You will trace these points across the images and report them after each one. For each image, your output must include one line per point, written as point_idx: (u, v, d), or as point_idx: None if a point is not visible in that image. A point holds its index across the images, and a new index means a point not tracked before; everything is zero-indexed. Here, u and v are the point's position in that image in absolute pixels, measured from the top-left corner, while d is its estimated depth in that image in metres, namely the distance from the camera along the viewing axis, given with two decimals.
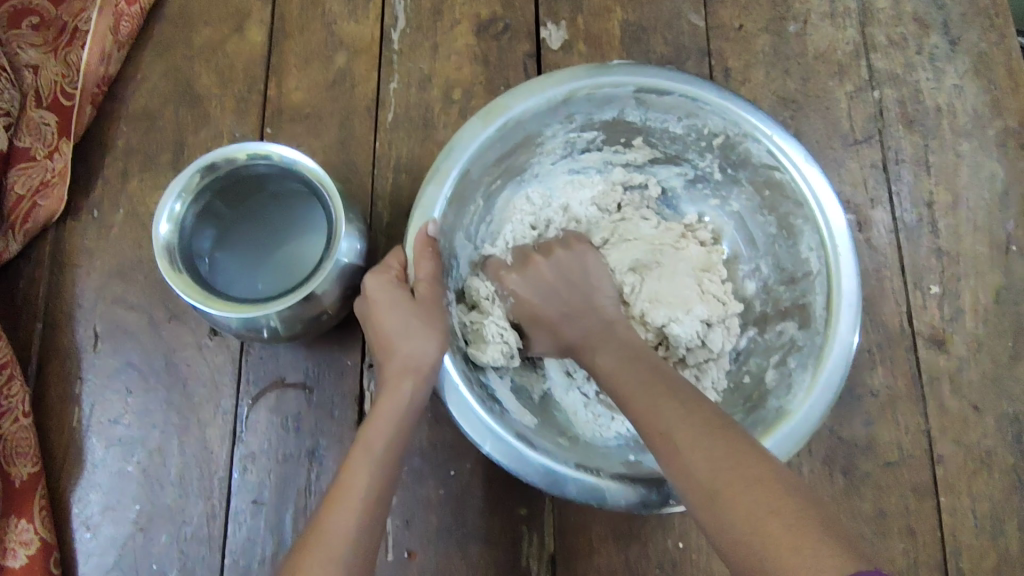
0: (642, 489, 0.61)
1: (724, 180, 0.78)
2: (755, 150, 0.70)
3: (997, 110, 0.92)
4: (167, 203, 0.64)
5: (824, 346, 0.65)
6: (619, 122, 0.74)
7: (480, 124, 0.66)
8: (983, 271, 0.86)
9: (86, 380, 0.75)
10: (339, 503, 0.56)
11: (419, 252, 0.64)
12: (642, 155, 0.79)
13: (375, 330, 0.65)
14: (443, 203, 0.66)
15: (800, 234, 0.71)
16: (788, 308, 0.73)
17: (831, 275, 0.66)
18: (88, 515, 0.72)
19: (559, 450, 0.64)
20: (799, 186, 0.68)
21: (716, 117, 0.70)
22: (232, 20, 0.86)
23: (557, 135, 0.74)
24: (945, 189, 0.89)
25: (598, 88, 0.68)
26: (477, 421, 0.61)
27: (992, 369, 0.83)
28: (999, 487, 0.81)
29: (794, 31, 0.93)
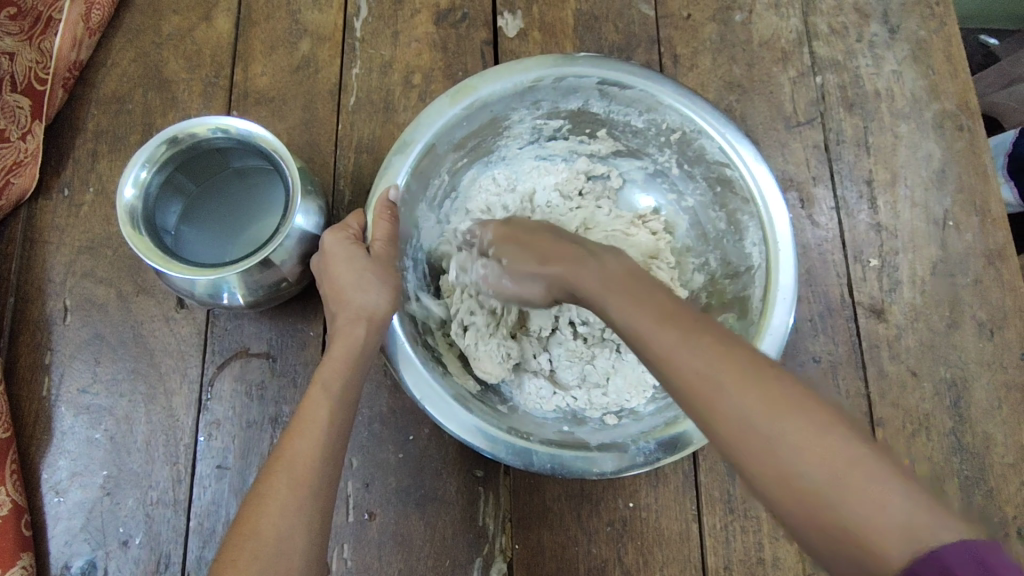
0: (565, 455, 0.66)
1: (680, 176, 0.81)
2: (709, 148, 0.73)
3: (934, 93, 0.97)
4: (132, 171, 0.67)
5: (757, 335, 0.68)
6: (584, 112, 0.78)
7: (448, 104, 0.70)
8: (920, 244, 0.91)
9: (56, 352, 0.78)
10: (294, 453, 0.59)
11: (378, 214, 0.69)
12: (606, 146, 0.83)
13: (331, 287, 0.69)
14: (407, 172, 0.70)
15: (746, 230, 0.73)
16: (729, 301, 0.76)
17: (770, 267, 0.69)
18: (57, 481, 0.75)
19: (494, 416, 0.69)
20: (748, 183, 0.71)
21: (675, 114, 0.73)
22: (200, 9, 0.89)
23: (524, 121, 0.78)
24: (884, 168, 0.94)
25: (562, 78, 0.71)
26: (418, 377, 0.67)
27: (929, 337, 0.88)
28: (937, 448, 0.84)
29: (740, 20, 0.98)
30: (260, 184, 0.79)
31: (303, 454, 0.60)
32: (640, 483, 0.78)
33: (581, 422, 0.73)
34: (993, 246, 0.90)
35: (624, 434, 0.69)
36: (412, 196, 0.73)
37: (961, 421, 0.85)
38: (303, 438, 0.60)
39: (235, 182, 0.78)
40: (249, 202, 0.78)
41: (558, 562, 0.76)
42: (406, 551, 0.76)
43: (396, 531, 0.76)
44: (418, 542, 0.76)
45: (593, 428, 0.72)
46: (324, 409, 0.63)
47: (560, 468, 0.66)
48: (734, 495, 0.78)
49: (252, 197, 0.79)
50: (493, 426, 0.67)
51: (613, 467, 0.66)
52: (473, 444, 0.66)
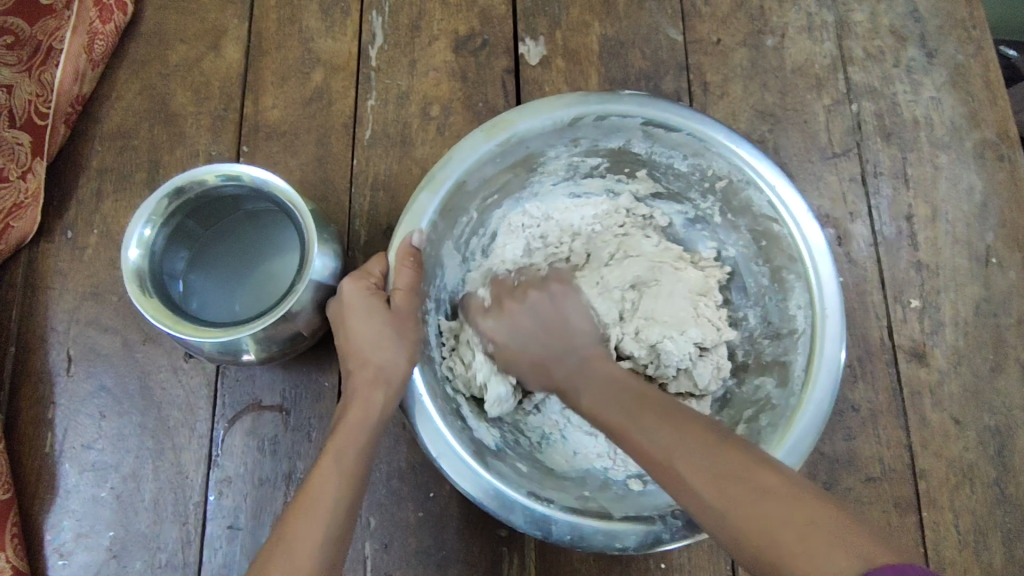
0: (588, 524, 0.61)
1: (723, 224, 0.76)
2: (757, 200, 0.68)
3: (975, 121, 0.92)
4: (135, 227, 0.63)
5: (797, 408, 0.64)
6: (625, 152, 0.73)
7: (483, 138, 0.66)
8: (962, 283, 0.86)
9: (59, 405, 0.74)
10: (310, 531, 0.56)
11: (399, 263, 0.64)
12: (644, 187, 0.78)
13: (348, 336, 0.65)
14: (433, 212, 0.65)
15: (791, 290, 0.69)
16: (769, 363, 0.71)
17: (816, 336, 0.65)
18: (61, 542, 0.71)
19: (515, 476, 0.65)
20: (797, 241, 0.66)
21: (722, 161, 0.68)
22: (208, 38, 0.85)
23: (561, 158, 0.73)
24: (924, 201, 0.89)
25: (604, 116, 0.67)
26: (434, 431, 0.62)
27: (973, 382, 0.83)
28: (982, 501, 0.80)
29: (771, 45, 0.93)
30: (272, 226, 0.75)
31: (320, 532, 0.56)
32: None
33: (604, 484, 0.69)
34: None
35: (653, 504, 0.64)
36: (437, 234, 0.69)
37: (1006, 472, 0.81)
38: (320, 514, 0.57)
39: (244, 225, 0.74)
40: (259, 247, 0.74)
41: None
42: None
43: None
44: None
45: (617, 494, 0.67)
46: (341, 479, 0.59)
47: (578, 538, 0.61)
48: None
49: (263, 240, 0.74)
50: (510, 489, 0.62)
51: (636, 542, 0.61)
52: (488, 508, 0.61)
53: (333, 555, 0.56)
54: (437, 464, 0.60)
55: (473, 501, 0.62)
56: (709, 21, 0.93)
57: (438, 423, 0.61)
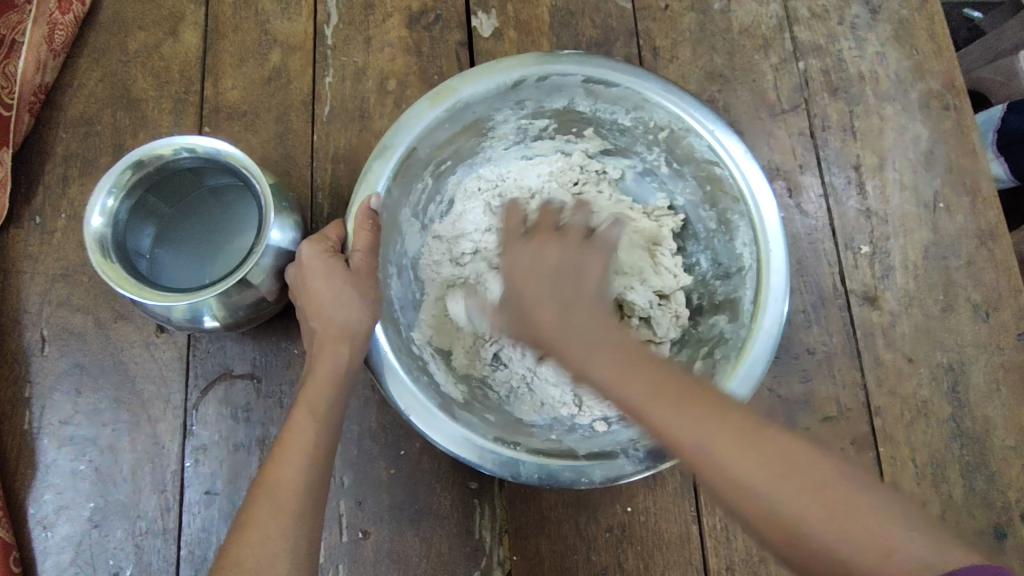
0: (554, 463, 0.64)
1: (670, 174, 0.80)
2: (697, 145, 0.71)
3: (920, 74, 0.95)
4: (98, 199, 0.65)
5: (749, 338, 0.67)
6: (570, 111, 0.77)
7: (429, 106, 0.69)
8: (911, 229, 0.89)
9: (35, 383, 0.76)
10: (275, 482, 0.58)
11: (359, 224, 0.67)
12: (592, 146, 0.82)
13: (307, 297, 0.67)
14: (388, 177, 0.68)
15: (737, 230, 0.72)
16: (721, 302, 0.75)
17: (762, 267, 0.68)
18: (43, 515, 0.73)
19: (483, 426, 0.67)
20: (737, 181, 0.69)
21: (661, 111, 0.71)
22: (166, 24, 0.87)
23: (508, 121, 0.76)
24: (872, 152, 0.92)
25: (545, 76, 0.70)
26: (402, 385, 0.65)
27: (924, 322, 0.86)
28: (936, 434, 0.83)
29: (718, 8, 0.96)
30: (234, 201, 0.77)
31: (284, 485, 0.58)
32: (637, 486, 0.77)
33: (571, 429, 0.72)
34: (985, 227, 0.89)
35: (616, 442, 0.68)
36: (394, 201, 0.71)
37: (960, 406, 0.84)
38: (289, 463, 0.59)
39: (208, 200, 0.76)
40: (223, 220, 0.76)
41: (557, 570, 0.75)
42: (402, 568, 0.74)
43: (392, 548, 0.75)
44: (414, 558, 0.74)
45: (583, 435, 0.71)
46: (307, 432, 0.61)
47: (548, 477, 0.64)
48: None
49: (226, 214, 0.76)
50: (480, 437, 0.65)
51: (603, 476, 0.64)
52: (460, 456, 0.64)
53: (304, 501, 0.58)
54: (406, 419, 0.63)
55: (444, 451, 0.65)
56: None
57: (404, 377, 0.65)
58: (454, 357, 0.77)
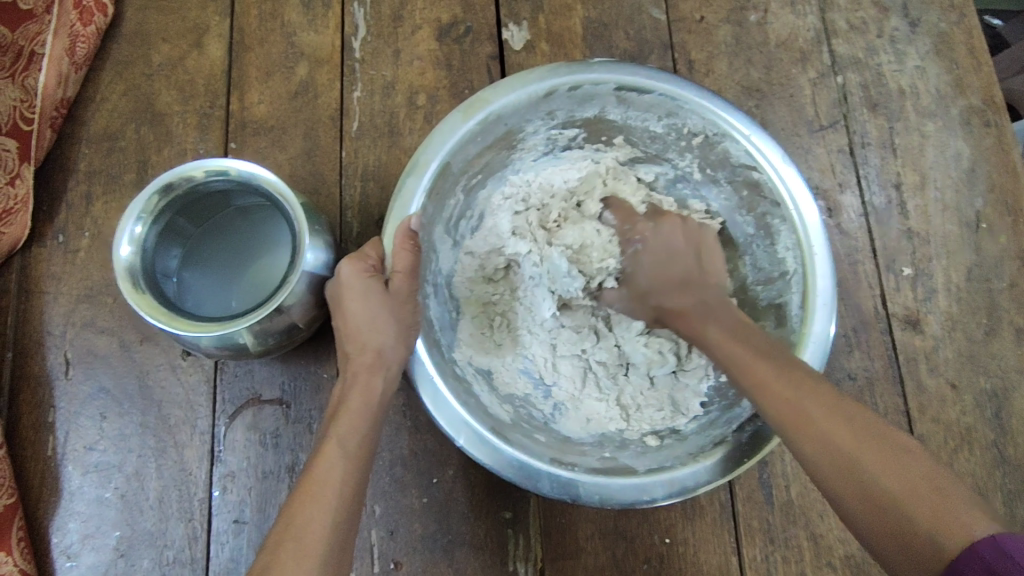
0: (613, 484, 0.62)
1: (703, 180, 0.77)
2: (734, 150, 0.68)
3: (960, 89, 0.92)
4: (127, 225, 0.63)
5: (800, 345, 0.64)
6: (600, 120, 0.74)
7: (461, 119, 0.66)
8: (953, 250, 0.87)
9: (59, 408, 0.74)
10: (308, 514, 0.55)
11: (398, 245, 0.65)
12: (623, 153, 0.79)
13: (346, 317, 0.66)
14: (422, 195, 0.66)
15: (777, 234, 0.70)
16: (764, 308, 0.73)
17: (807, 272, 0.65)
18: (68, 544, 0.71)
19: (536, 447, 0.66)
20: (777, 186, 0.67)
21: (696, 117, 0.68)
22: (190, 36, 0.85)
23: (539, 132, 0.74)
24: (912, 170, 0.90)
25: (577, 85, 0.67)
26: (451, 412, 0.63)
27: (967, 347, 0.84)
28: (980, 462, 0.81)
29: (754, 21, 0.93)
30: (262, 222, 0.75)
31: (319, 521, 0.55)
32: (675, 516, 0.75)
33: (624, 445, 0.71)
34: None
35: (673, 457, 0.66)
36: (428, 219, 0.69)
37: (1004, 434, 0.82)
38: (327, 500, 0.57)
39: (237, 222, 0.75)
40: (252, 243, 0.75)
41: None
42: None
43: None
44: None
45: (637, 451, 0.69)
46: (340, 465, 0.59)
47: (607, 499, 0.62)
48: (774, 525, 0.75)
49: (256, 236, 0.75)
50: (533, 459, 0.63)
51: (664, 493, 0.62)
52: (515, 481, 0.63)
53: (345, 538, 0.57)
54: (461, 447, 0.62)
55: (496, 474, 0.64)
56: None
57: (453, 404, 0.63)
58: (496, 376, 0.74)
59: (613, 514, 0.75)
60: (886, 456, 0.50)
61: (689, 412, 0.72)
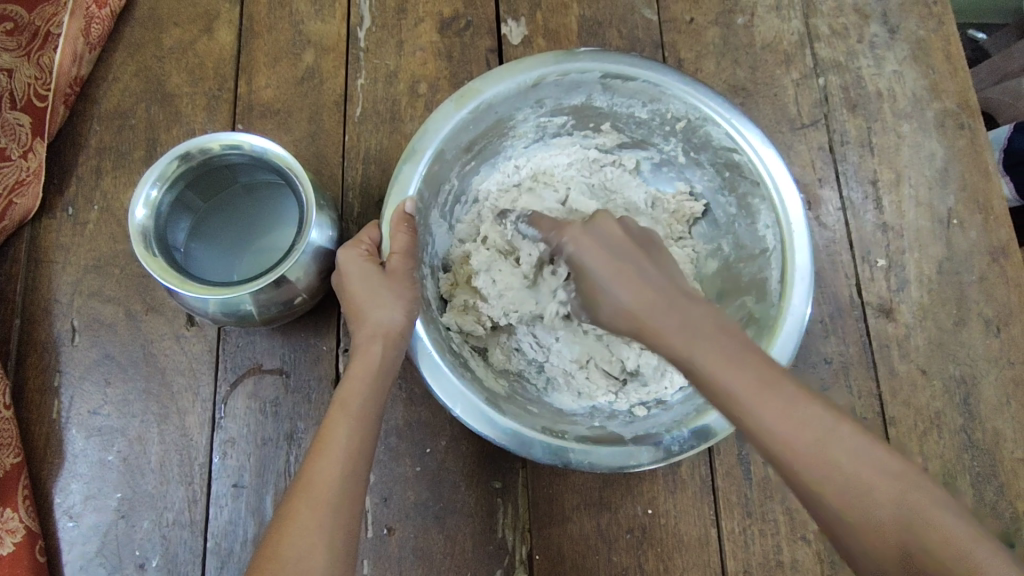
0: (601, 450, 0.66)
1: (687, 163, 0.80)
2: (715, 133, 0.72)
3: (934, 93, 0.97)
4: (143, 189, 0.66)
5: (779, 317, 0.68)
6: (587, 107, 0.77)
7: (455, 108, 0.70)
8: (926, 244, 0.91)
9: (65, 373, 0.76)
10: (316, 473, 0.60)
11: (394, 228, 0.68)
12: (609, 139, 0.82)
13: (347, 300, 0.70)
14: (419, 181, 0.69)
15: (758, 212, 0.73)
16: (746, 284, 0.76)
17: (786, 248, 0.68)
18: (70, 505, 0.73)
19: (527, 418, 0.69)
20: (756, 166, 0.70)
21: (679, 102, 0.72)
22: (201, 21, 0.88)
23: (528, 120, 0.77)
24: (888, 168, 0.94)
25: (565, 73, 0.71)
26: (448, 384, 0.66)
27: (938, 335, 0.88)
28: (948, 445, 0.85)
29: (742, 23, 0.98)
30: (267, 199, 0.79)
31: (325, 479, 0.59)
32: (658, 489, 0.78)
33: (612, 416, 0.75)
34: (997, 243, 0.91)
35: (658, 423, 0.70)
36: (425, 203, 0.73)
37: (971, 418, 0.86)
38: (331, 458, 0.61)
39: (243, 198, 0.78)
40: (258, 219, 0.78)
41: (579, 570, 0.76)
42: (426, 565, 0.75)
43: (416, 545, 0.75)
44: (438, 556, 0.75)
45: (624, 421, 0.73)
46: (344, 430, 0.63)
47: (596, 464, 0.65)
48: (751, 499, 0.78)
49: (261, 211, 0.78)
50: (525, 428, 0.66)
51: (650, 458, 0.66)
52: (510, 449, 0.66)
53: (346, 492, 0.60)
54: (457, 415, 0.65)
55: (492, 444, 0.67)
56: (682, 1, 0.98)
57: (450, 375, 0.66)
58: (491, 354, 0.79)
59: (598, 485, 0.78)
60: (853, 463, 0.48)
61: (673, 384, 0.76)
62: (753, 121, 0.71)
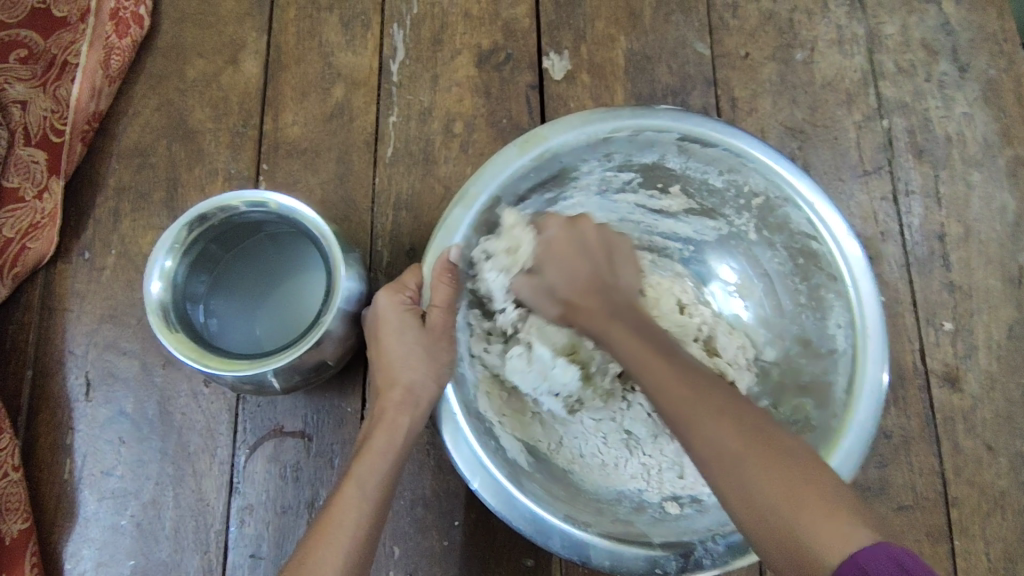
0: (626, 551, 0.60)
1: (757, 241, 0.75)
2: (795, 217, 0.68)
3: (1008, 138, 0.90)
4: (157, 259, 0.61)
5: (839, 431, 0.63)
6: (658, 167, 0.72)
7: (517, 153, 0.65)
8: (996, 306, 0.85)
9: (78, 430, 0.72)
10: (321, 555, 0.55)
11: (437, 278, 0.63)
12: (676, 203, 0.77)
13: (379, 350, 0.65)
14: (467, 228, 0.64)
15: (830, 309, 0.69)
16: (807, 384, 0.71)
17: (857, 354, 0.64)
18: (81, 571, 0.70)
19: (550, 496, 0.63)
20: (835, 258, 0.67)
21: (759, 177, 0.68)
22: (226, 51, 0.83)
23: (593, 172, 0.72)
24: (957, 222, 0.87)
25: (639, 130, 0.66)
26: (469, 453, 0.60)
27: (1006, 408, 0.82)
28: (1013, 529, 0.79)
29: (801, 59, 0.91)
30: (294, 250, 0.73)
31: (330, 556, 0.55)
32: None
33: (641, 507, 0.67)
34: None
35: (691, 527, 0.63)
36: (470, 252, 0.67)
37: None
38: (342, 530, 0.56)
39: (268, 248, 0.73)
40: (281, 271, 0.73)
41: None
42: None
43: None
44: None
45: (654, 516, 0.65)
46: (360, 507, 0.58)
47: (618, 566, 0.60)
48: None
49: (286, 263, 0.73)
50: (548, 514, 0.60)
51: (677, 568, 0.60)
52: (525, 533, 0.60)
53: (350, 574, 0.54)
54: (475, 492, 0.59)
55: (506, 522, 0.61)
56: (737, 34, 0.91)
57: (472, 444, 0.60)
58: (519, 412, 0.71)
59: None
60: (766, 458, 0.48)
61: None
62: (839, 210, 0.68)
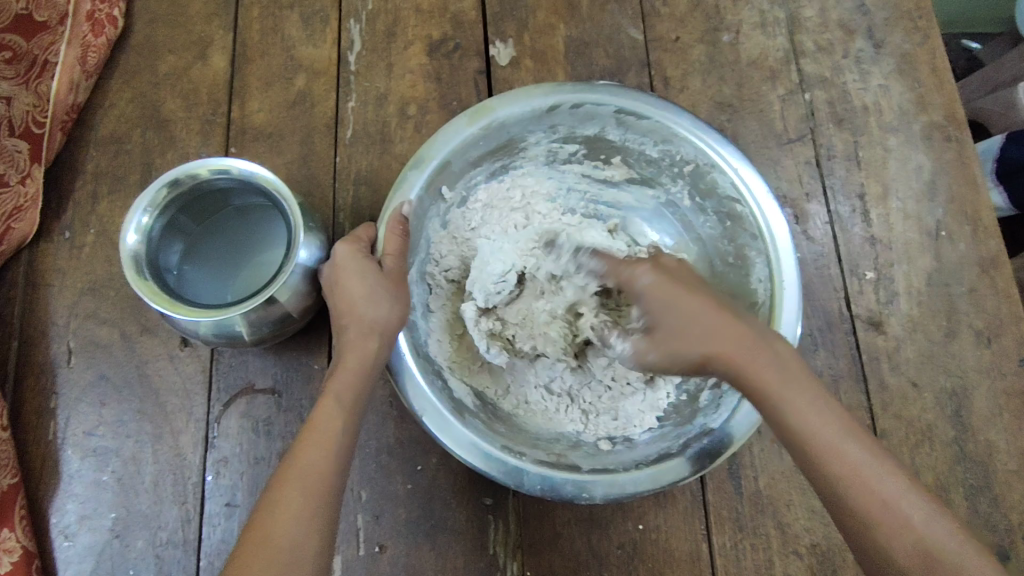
0: (557, 476, 0.67)
1: (691, 208, 0.82)
2: (720, 181, 0.74)
3: (922, 106, 0.98)
4: (134, 216, 0.67)
5: None
6: (600, 139, 0.79)
7: (467, 123, 0.72)
8: (914, 257, 0.92)
9: (61, 395, 0.78)
10: (305, 460, 0.60)
11: (391, 229, 0.70)
12: (619, 173, 0.84)
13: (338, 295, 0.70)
14: (421, 187, 0.71)
15: (752, 266, 0.75)
16: None
17: (775, 305, 0.71)
18: (65, 524, 0.74)
19: (491, 432, 0.70)
20: (756, 218, 0.73)
21: (690, 147, 0.74)
22: (196, 47, 0.90)
23: (540, 143, 0.79)
24: (876, 181, 0.95)
25: (579, 104, 0.73)
26: (417, 389, 0.68)
27: (928, 348, 0.88)
28: (939, 457, 0.85)
29: (727, 41, 0.99)
30: (259, 222, 0.80)
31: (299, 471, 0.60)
32: (648, 505, 0.79)
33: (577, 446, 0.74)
34: (986, 255, 0.91)
35: (619, 461, 0.70)
36: (424, 211, 0.74)
37: (963, 432, 0.86)
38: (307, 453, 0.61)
39: (235, 219, 0.79)
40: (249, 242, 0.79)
41: None
42: None
43: (407, 563, 0.76)
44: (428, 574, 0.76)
45: (588, 452, 0.73)
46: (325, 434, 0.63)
47: (550, 489, 0.67)
48: (743, 513, 0.78)
49: (253, 234, 0.80)
50: (488, 444, 0.68)
51: (603, 493, 0.67)
52: (470, 462, 0.67)
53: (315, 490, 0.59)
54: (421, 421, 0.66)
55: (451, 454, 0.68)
56: (668, 20, 0.99)
57: (419, 379, 0.68)
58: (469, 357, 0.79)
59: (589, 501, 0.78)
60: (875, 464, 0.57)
61: (641, 424, 0.75)
62: (761, 176, 0.74)
